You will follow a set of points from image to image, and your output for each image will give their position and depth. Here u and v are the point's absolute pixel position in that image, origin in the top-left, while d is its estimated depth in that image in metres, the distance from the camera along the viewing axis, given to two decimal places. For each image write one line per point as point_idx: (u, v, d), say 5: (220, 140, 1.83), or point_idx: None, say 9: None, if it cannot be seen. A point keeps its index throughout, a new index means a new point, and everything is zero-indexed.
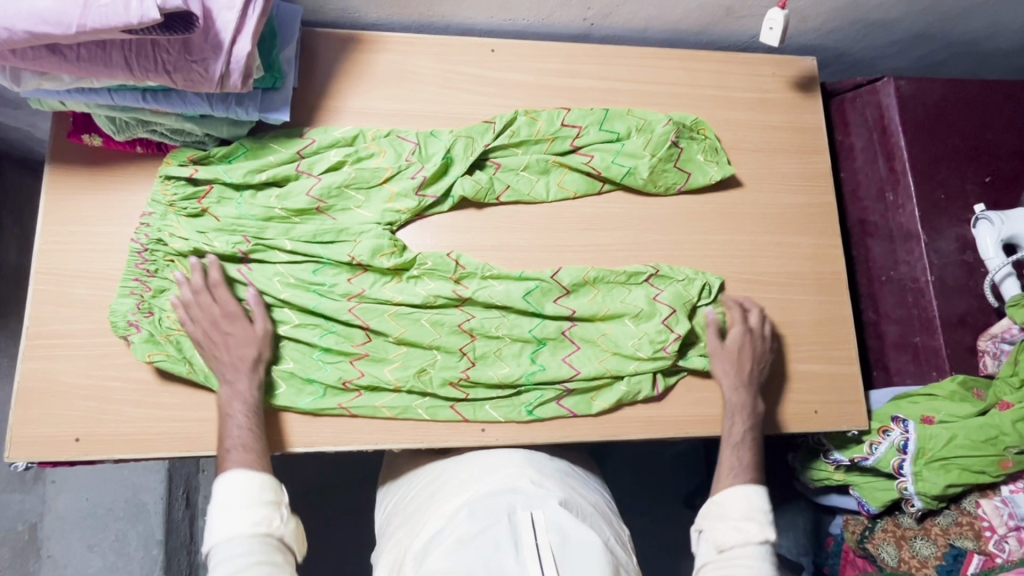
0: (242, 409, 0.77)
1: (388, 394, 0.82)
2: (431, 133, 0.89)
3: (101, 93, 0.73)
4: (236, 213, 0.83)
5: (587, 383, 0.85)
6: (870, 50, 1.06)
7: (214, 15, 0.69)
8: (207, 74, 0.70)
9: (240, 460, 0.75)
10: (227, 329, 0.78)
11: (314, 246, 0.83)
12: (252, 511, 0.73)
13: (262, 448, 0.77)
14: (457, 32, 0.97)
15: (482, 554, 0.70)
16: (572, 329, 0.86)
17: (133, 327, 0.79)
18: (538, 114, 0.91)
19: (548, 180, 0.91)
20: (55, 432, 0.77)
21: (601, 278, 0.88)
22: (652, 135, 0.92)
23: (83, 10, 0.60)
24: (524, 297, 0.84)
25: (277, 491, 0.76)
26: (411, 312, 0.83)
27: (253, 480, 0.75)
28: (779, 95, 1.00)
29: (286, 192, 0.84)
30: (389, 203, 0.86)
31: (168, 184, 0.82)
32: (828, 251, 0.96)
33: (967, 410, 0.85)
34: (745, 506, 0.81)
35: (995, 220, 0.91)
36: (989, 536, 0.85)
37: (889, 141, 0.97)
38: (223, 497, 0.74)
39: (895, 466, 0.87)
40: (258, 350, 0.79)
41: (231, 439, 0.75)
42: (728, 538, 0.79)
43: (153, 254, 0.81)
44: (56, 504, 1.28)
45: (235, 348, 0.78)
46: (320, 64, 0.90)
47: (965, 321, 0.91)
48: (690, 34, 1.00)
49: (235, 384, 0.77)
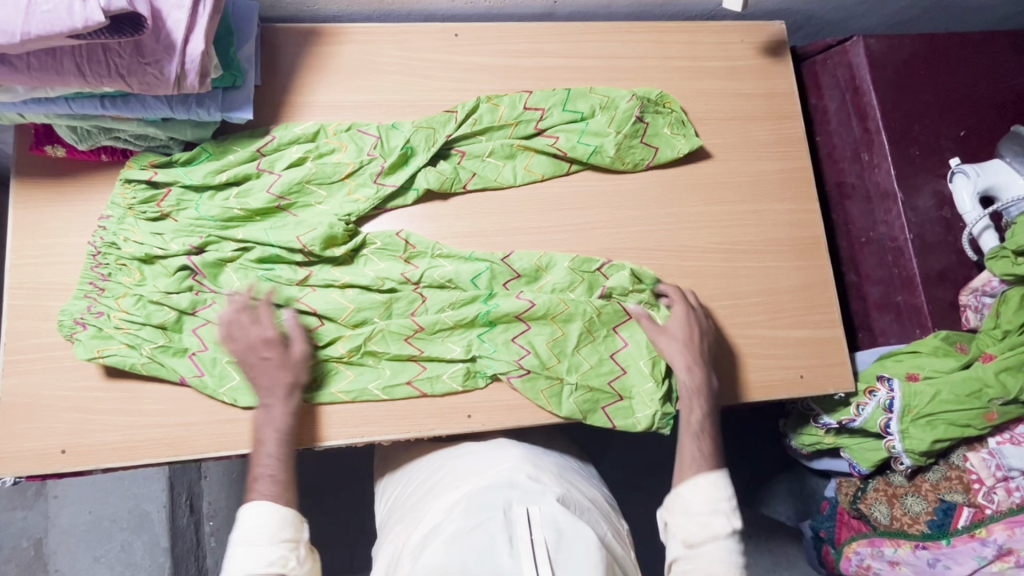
0: (275, 436, 0.76)
1: (344, 375, 0.83)
2: (392, 125, 0.89)
3: (58, 103, 0.72)
4: (196, 215, 0.83)
5: (537, 363, 0.83)
6: (839, 11, 1.05)
7: (164, 15, 0.68)
8: (162, 76, 0.69)
9: (267, 492, 0.75)
10: (264, 354, 0.78)
11: (264, 235, 0.82)
12: (270, 546, 0.71)
13: (286, 482, 0.76)
14: (420, 18, 0.96)
15: (476, 548, 0.69)
16: (527, 311, 0.83)
17: (79, 326, 0.78)
18: (500, 100, 0.91)
19: (514, 165, 0.90)
20: (41, 445, 0.77)
21: (553, 263, 0.87)
22: (616, 112, 0.91)
23: (26, 17, 0.59)
24: (475, 279, 0.85)
25: (296, 529, 0.74)
26: (357, 299, 0.83)
27: (269, 510, 0.73)
28: (748, 62, 0.99)
29: (247, 194, 0.83)
30: (349, 195, 0.85)
31: (129, 187, 0.82)
32: (805, 216, 0.96)
33: (949, 364, 0.85)
34: (711, 498, 0.77)
35: (970, 172, 0.90)
36: (978, 488, 0.85)
37: (861, 101, 0.96)
38: (242, 531, 0.72)
39: (882, 425, 0.87)
40: (294, 377, 0.78)
41: (259, 468, 0.75)
42: (695, 533, 0.75)
43: (106, 258, 0.80)
44: (61, 518, 1.30)
45: (271, 374, 0.78)
46: (283, 60, 0.89)
47: (946, 277, 0.91)
48: (655, 6, 0.99)
49: (270, 410, 0.77)
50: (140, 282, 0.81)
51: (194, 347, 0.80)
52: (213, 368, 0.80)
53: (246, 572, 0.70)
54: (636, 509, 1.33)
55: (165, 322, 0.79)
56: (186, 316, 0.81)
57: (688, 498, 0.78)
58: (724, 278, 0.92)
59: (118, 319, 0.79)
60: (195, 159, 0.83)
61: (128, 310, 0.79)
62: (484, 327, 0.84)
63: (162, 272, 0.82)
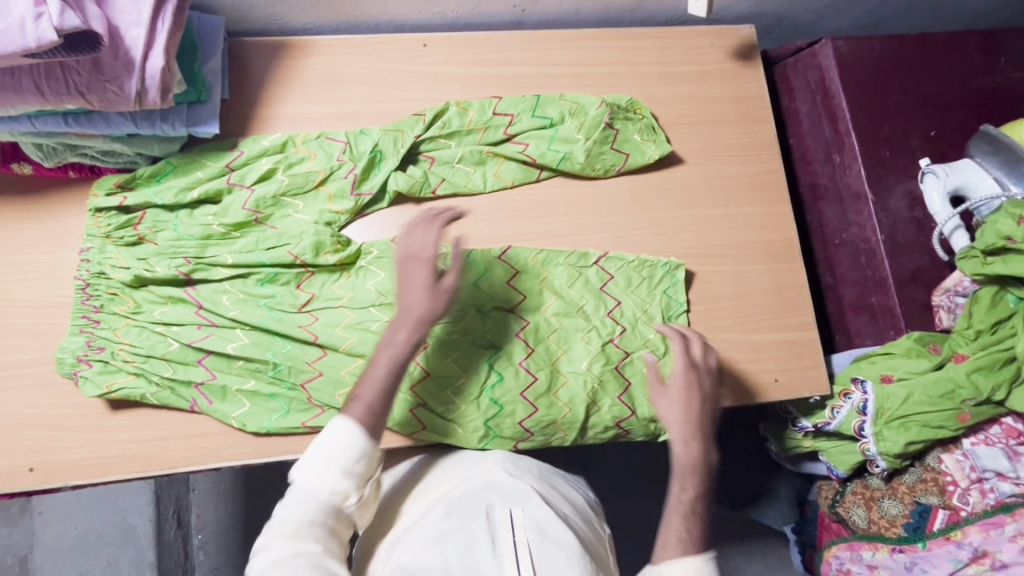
0: (385, 365, 0.70)
1: (350, 384, 0.80)
2: (361, 131, 0.89)
3: (21, 121, 0.73)
4: (174, 235, 0.82)
5: (541, 391, 0.84)
6: (808, 13, 1.05)
7: (122, 32, 0.68)
8: (122, 92, 0.69)
9: (360, 416, 0.68)
10: (416, 269, 0.72)
11: (252, 256, 0.82)
12: (340, 477, 0.65)
13: (382, 415, 0.69)
14: (389, 30, 0.96)
15: (460, 549, 0.68)
16: (525, 329, 0.85)
17: (82, 363, 0.79)
18: (470, 104, 0.91)
19: (484, 171, 0.90)
20: (10, 464, 0.77)
21: (550, 259, 0.88)
22: (585, 118, 0.91)
23: None
24: (486, 337, 0.85)
25: (368, 463, 0.67)
26: (354, 320, 0.81)
27: (362, 444, 0.66)
28: (719, 66, 1.00)
29: (221, 207, 0.83)
30: (327, 204, 0.85)
31: (100, 216, 0.82)
32: (778, 218, 0.96)
33: (923, 365, 0.84)
34: None
35: (939, 172, 0.90)
36: (953, 490, 0.85)
37: (832, 104, 0.96)
38: (325, 442, 0.66)
39: (856, 428, 0.87)
40: (431, 306, 0.71)
41: (363, 389, 0.69)
42: None
43: (95, 289, 0.80)
44: (47, 534, 1.31)
45: (410, 292, 0.72)
46: (250, 74, 0.89)
47: (919, 277, 0.91)
48: (624, 12, 0.99)
49: (397, 333, 0.71)
50: (135, 309, 0.81)
51: (197, 376, 0.79)
52: (221, 397, 0.80)
53: (308, 493, 0.65)
54: None
55: (167, 353, 0.79)
56: (188, 347, 0.80)
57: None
58: (697, 282, 0.92)
59: (121, 352, 0.79)
60: (160, 173, 0.83)
61: (133, 345, 0.79)
62: (491, 377, 0.83)
63: (163, 304, 0.81)
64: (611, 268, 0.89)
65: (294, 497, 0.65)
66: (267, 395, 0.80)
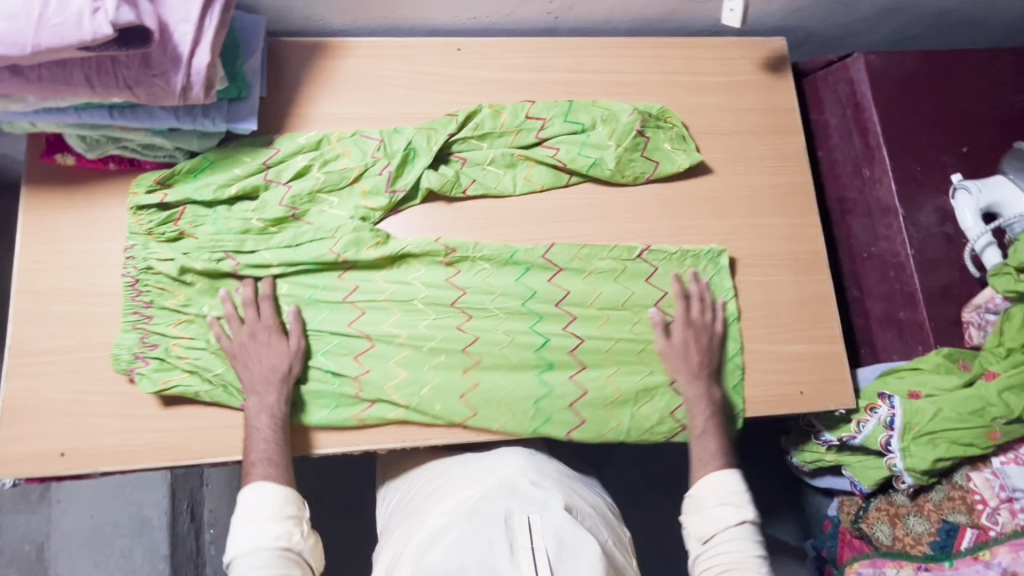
0: (268, 421, 0.78)
1: (400, 376, 0.83)
2: (395, 129, 0.90)
3: (69, 112, 0.74)
4: (214, 230, 0.84)
5: (592, 399, 0.85)
6: (840, 27, 1.06)
7: (171, 28, 0.70)
8: (168, 87, 0.71)
9: (263, 473, 0.76)
10: (264, 338, 0.80)
11: (295, 254, 0.83)
12: (275, 522, 0.74)
13: (285, 463, 0.78)
14: (423, 33, 0.98)
15: (476, 553, 0.67)
16: (572, 325, 0.87)
17: (137, 360, 0.80)
18: (502, 108, 0.92)
19: (515, 174, 0.91)
20: (42, 448, 0.78)
21: (594, 254, 0.89)
22: (617, 125, 0.92)
23: (37, 30, 0.60)
24: (534, 329, 0.86)
25: (298, 506, 0.77)
26: (401, 316, 0.84)
27: (279, 494, 0.76)
28: (749, 78, 1.00)
29: (259, 205, 0.85)
30: (362, 201, 0.86)
31: (141, 214, 0.83)
32: (806, 230, 0.96)
33: (953, 382, 0.84)
34: (722, 490, 0.82)
35: (972, 188, 0.90)
36: (981, 509, 0.84)
37: (863, 117, 0.96)
38: (246, 508, 0.75)
39: (883, 443, 0.86)
40: (289, 364, 0.80)
41: (254, 453, 0.77)
42: (708, 528, 0.80)
43: (145, 285, 0.82)
44: (63, 522, 1.31)
45: (268, 360, 0.79)
46: (287, 73, 0.91)
47: (948, 294, 0.90)
48: (656, 22, 1.00)
49: (264, 396, 0.78)
50: (185, 304, 0.82)
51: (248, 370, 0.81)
52: None
53: (253, 549, 0.72)
54: (638, 524, 1.32)
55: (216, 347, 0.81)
56: None
57: (704, 495, 0.82)
58: None
59: (175, 346, 0.80)
60: (197, 168, 0.84)
61: (187, 340, 0.81)
62: (540, 364, 0.85)
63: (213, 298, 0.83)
64: (656, 259, 0.90)
65: (238, 565, 0.72)
66: (316, 392, 0.82)
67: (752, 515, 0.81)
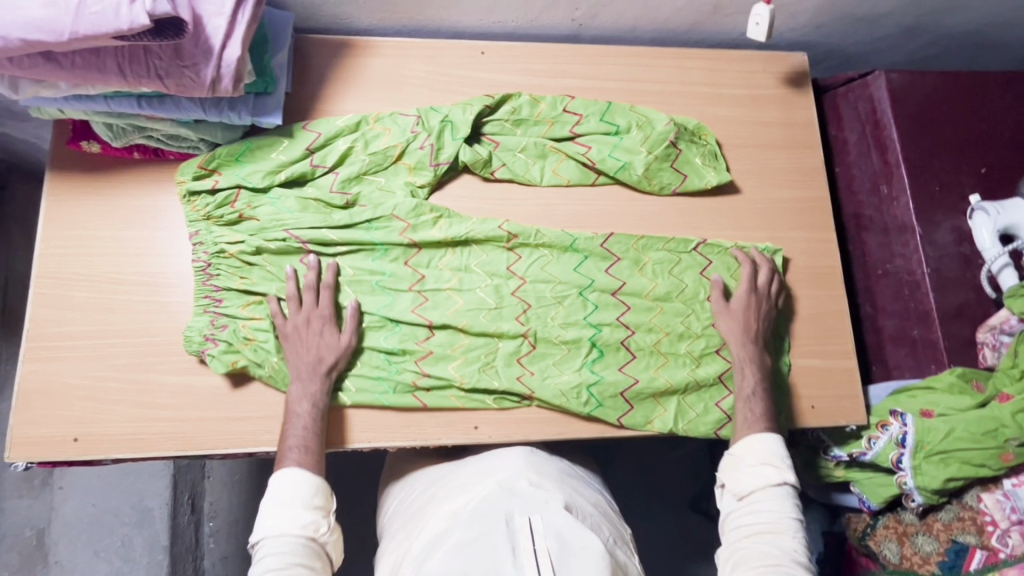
0: (309, 409, 0.79)
1: (456, 360, 0.85)
2: (431, 107, 0.91)
3: (97, 101, 0.75)
4: (275, 210, 0.85)
5: (644, 391, 0.86)
6: (861, 44, 1.06)
7: (204, 21, 0.70)
8: (198, 79, 0.72)
9: (297, 459, 0.77)
10: (320, 329, 0.82)
11: (365, 236, 0.86)
12: (303, 511, 0.75)
13: (319, 452, 0.78)
14: (448, 36, 0.99)
15: (479, 557, 0.67)
16: (626, 315, 0.88)
17: (208, 341, 0.81)
18: (542, 97, 0.94)
19: (544, 165, 0.92)
20: (55, 432, 0.78)
21: (650, 245, 0.91)
22: (651, 132, 0.93)
23: (76, 17, 0.61)
24: (588, 318, 0.88)
25: (327, 497, 0.78)
26: (463, 304, 0.86)
27: (311, 483, 0.76)
28: (770, 91, 1.00)
29: (314, 187, 0.87)
30: (408, 177, 0.89)
31: (196, 200, 0.84)
32: (822, 245, 0.96)
33: (965, 402, 0.84)
34: (764, 452, 0.81)
35: (990, 210, 0.90)
36: (992, 530, 0.83)
37: (882, 134, 0.97)
38: (276, 492, 0.76)
39: (894, 460, 0.86)
40: (336, 359, 0.82)
41: (291, 438, 0.77)
42: (746, 486, 0.80)
43: (216, 268, 0.83)
44: (64, 509, 1.31)
45: (321, 350, 0.81)
46: (313, 69, 0.92)
47: (963, 313, 0.91)
48: (679, 32, 1.01)
49: (308, 384, 0.80)
50: (251, 284, 0.84)
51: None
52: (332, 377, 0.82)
53: (281, 535, 0.73)
54: (639, 534, 1.32)
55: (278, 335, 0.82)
56: None
57: (749, 453, 0.82)
58: None
59: (243, 331, 0.82)
60: (237, 154, 0.85)
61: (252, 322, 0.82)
62: (592, 352, 0.87)
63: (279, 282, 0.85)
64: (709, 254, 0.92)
65: (263, 547, 0.73)
66: (373, 376, 0.84)
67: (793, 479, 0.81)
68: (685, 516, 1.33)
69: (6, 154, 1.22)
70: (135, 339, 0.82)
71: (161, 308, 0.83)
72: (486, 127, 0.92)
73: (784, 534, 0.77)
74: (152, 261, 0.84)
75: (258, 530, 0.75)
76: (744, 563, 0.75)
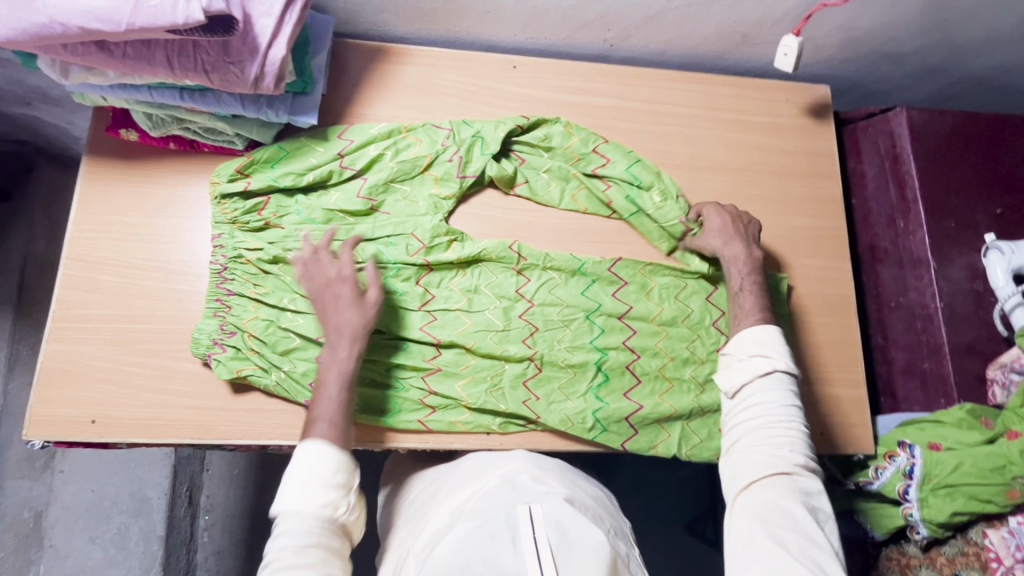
0: (337, 378, 0.78)
1: (463, 380, 0.86)
2: (464, 120, 0.93)
3: (141, 90, 0.77)
4: (299, 219, 0.88)
5: (649, 418, 0.87)
6: (883, 81, 1.09)
7: (254, 20, 0.72)
8: (242, 76, 0.74)
9: (324, 434, 0.75)
10: (339, 290, 0.81)
11: (380, 254, 0.87)
12: (324, 489, 0.72)
13: (347, 427, 0.77)
14: (481, 48, 1.01)
15: (480, 547, 0.67)
16: (632, 339, 0.90)
17: (217, 346, 0.82)
18: (576, 130, 0.96)
19: (564, 188, 0.94)
20: (73, 413, 0.79)
21: (657, 272, 0.93)
22: (670, 198, 0.94)
23: (134, 9, 0.63)
24: (594, 342, 0.89)
25: (350, 475, 0.75)
26: (472, 324, 0.88)
27: (335, 458, 0.74)
28: (793, 121, 1.03)
29: (339, 192, 0.89)
30: (434, 189, 0.90)
31: (225, 202, 0.86)
32: (837, 274, 0.97)
33: (974, 437, 0.84)
34: (759, 342, 0.80)
35: (1005, 250, 0.92)
36: (996, 567, 0.83)
37: (901, 170, 0.99)
38: (297, 465, 0.73)
39: (901, 491, 0.87)
40: (363, 319, 0.80)
41: (318, 409, 0.76)
42: (737, 382, 0.80)
43: (232, 273, 0.85)
44: (63, 493, 1.30)
45: (344, 311, 0.80)
46: (349, 73, 0.94)
47: (974, 350, 0.92)
48: (706, 58, 1.03)
49: (336, 350, 0.79)
50: (265, 294, 0.85)
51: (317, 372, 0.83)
52: None
53: (298, 512, 0.71)
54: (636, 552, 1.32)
55: (291, 349, 0.83)
56: (312, 342, 0.84)
57: (736, 350, 0.81)
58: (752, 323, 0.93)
59: (250, 339, 0.83)
60: (274, 158, 0.87)
61: (261, 334, 0.83)
62: (598, 376, 0.88)
63: (292, 293, 0.85)
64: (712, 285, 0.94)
65: (280, 523, 0.70)
66: (381, 395, 0.85)
67: (786, 367, 0.79)
68: (682, 536, 1.33)
69: (37, 138, 1.24)
70: (159, 326, 0.83)
71: (187, 297, 0.84)
72: (516, 146, 0.95)
73: (778, 428, 0.76)
74: (180, 249, 0.86)
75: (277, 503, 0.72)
76: (743, 467, 0.76)
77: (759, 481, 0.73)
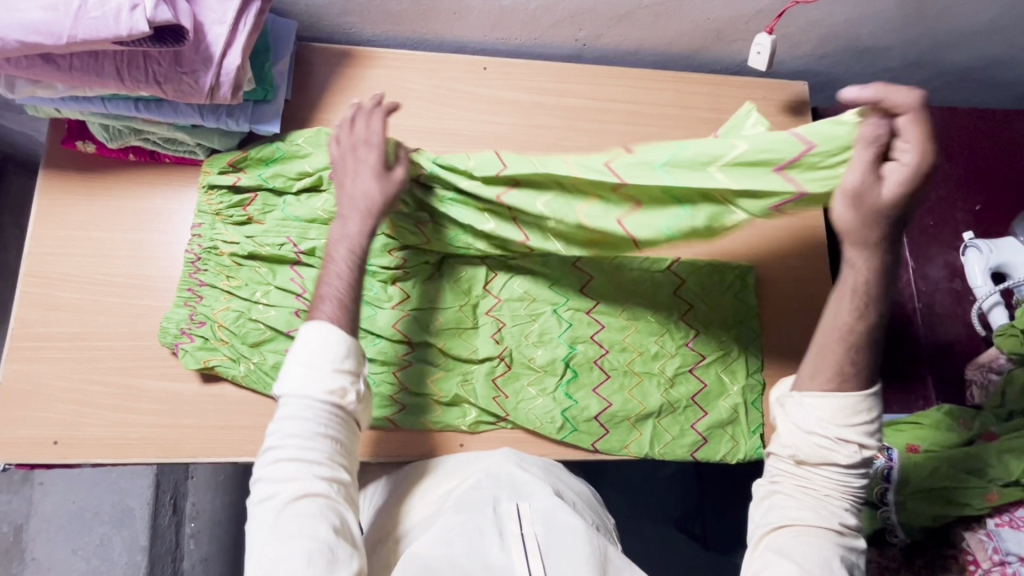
0: (347, 256, 0.73)
1: (435, 374, 0.85)
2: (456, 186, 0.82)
3: (94, 102, 0.74)
4: (283, 215, 0.85)
5: (617, 416, 0.86)
6: (863, 76, 1.07)
7: (206, 28, 0.70)
8: (197, 86, 0.71)
9: (328, 313, 0.71)
10: (362, 156, 0.76)
11: None
12: (330, 372, 0.68)
13: (352, 309, 0.72)
14: (451, 50, 0.98)
15: (463, 540, 0.65)
16: (600, 334, 0.88)
17: (184, 335, 0.81)
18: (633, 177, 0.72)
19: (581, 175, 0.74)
20: (35, 434, 0.78)
21: (624, 265, 0.91)
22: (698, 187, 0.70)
23: (75, 21, 0.61)
24: (563, 336, 0.87)
25: (357, 362, 0.70)
26: (442, 321, 0.85)
27: (337, 339, 0.69)
28: (770, 119, 1.01)
29: (328, 194, 0.84)
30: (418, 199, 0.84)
31: (212, 193, 0.85)
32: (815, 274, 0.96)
33: (952, 440, 0.85)
34: (842, 409, 0.67)
35: (983, 247, 0.91)
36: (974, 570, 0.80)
37: None
38: (303, 349, 0.69)
39: (878, 495, 0.84)
40: (382, 195, 0.75)
41: (326, 288, 0.72)
42: (809, 450, 0.68)
43: (205, 264, 0.84)
44: (43, 506, 1.29)
45: (363, 183, 0.75)
46: (314, 78, 0.91)
47: (953, 350, 0.92)
48: (680, 56, 1.01)
49: (347, 224, 0.74)
50: (238, 286, 0.83)
51: None
52: None
53: (304, 392, 0.67)
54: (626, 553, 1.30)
55: (261, 341, 0.82)
56: (281, 335, 0.83)
57: (813, 420, 0.68)
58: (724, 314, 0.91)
59: (220, 329, 0.81)
60: (269, 157, 0.85)
61: (228, 325, 0.81)
62: (566, 372, 0.86)
63: (266, 286, 0.84)
64: (686, 274, 0.92)
65: (287, 406, 0.67)
66: None
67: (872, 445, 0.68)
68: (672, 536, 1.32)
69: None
70: (120, 344, 0.81)
71: (150, 313, 0.83)
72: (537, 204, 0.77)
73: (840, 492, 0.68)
74: (143, 263, 0.84)
75: (283, 385, 0.69)
76: (785, 512, 0.68)
77: (802, 531, 0.66)
